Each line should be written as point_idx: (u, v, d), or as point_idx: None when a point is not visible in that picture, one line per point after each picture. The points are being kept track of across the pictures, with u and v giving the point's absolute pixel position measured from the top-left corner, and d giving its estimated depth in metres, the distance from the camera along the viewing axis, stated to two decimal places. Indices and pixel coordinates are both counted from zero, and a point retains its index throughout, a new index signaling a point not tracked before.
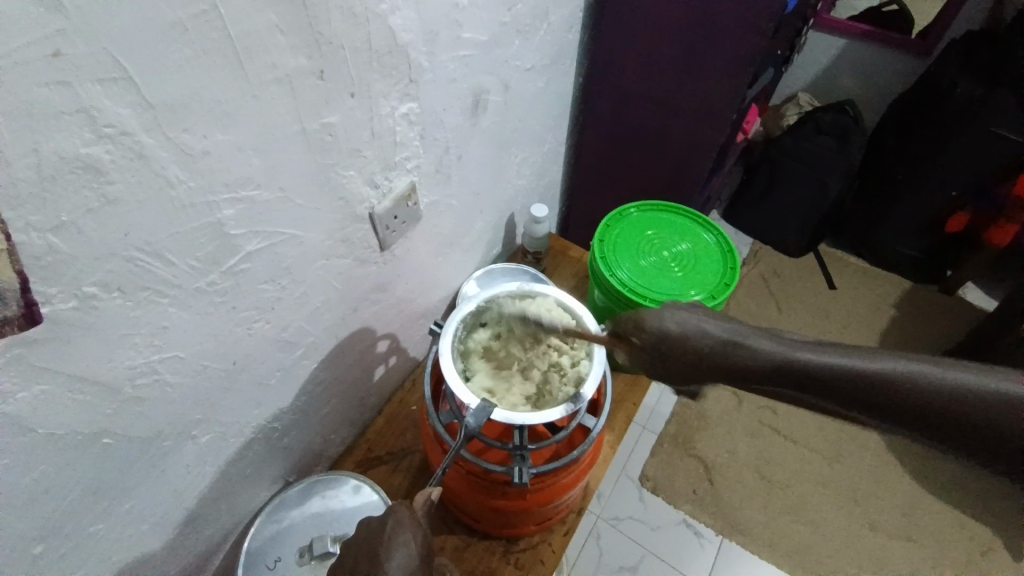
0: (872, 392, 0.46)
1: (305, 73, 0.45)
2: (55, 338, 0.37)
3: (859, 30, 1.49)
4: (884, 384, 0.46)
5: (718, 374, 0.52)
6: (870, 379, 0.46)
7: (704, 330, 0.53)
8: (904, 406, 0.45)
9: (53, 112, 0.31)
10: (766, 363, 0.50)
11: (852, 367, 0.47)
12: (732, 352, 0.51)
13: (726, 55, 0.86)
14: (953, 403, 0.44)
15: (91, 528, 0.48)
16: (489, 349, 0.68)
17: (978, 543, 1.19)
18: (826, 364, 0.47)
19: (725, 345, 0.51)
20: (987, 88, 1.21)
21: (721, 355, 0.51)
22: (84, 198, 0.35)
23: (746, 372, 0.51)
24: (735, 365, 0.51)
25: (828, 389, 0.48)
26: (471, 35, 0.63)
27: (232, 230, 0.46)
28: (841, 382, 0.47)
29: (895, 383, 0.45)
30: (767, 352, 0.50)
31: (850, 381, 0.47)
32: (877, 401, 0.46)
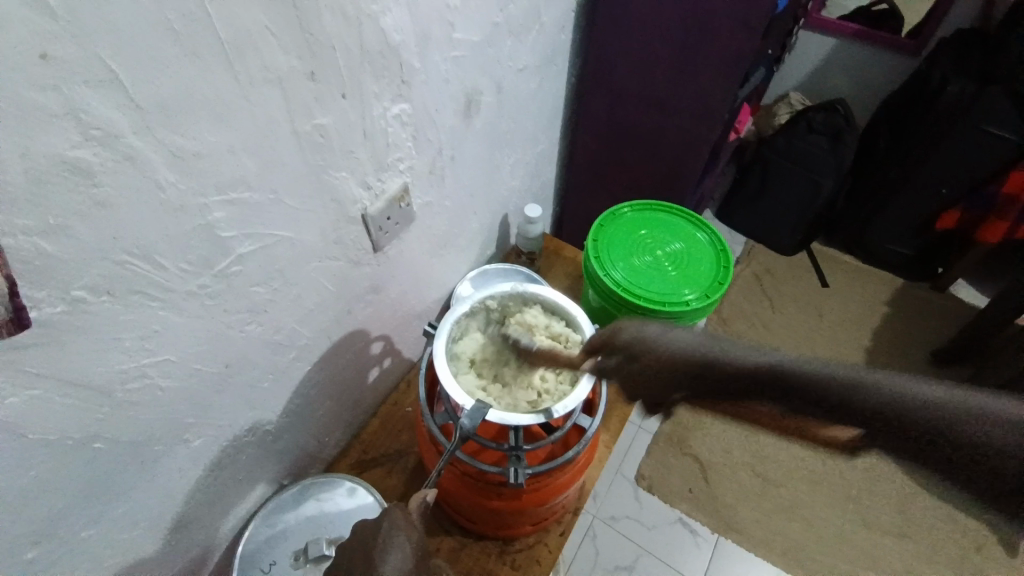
0: (820, 404, 0.30)
1: (298, 75, 0.45)
2: (45, 342, 0.37)
3: (852, 30, 1.49)
4: (833, 388, 0.29)
5: (643, 388, 0.39)
6: (812, 385, 0.30)
7: (643, 334, 0.40)
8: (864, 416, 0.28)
9: (42, 113, 0.31)
10: (681, 368, 0.35)
11: (788, 372, 0.31)
12: (652, 356, 0.38)
13: (719, 55, 0.86)
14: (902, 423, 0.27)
15: (83, 534, 0.47)
16: (477, 360, 0.66)
17: (971, 539, 1.20)
18: (747, 367, 0.32)
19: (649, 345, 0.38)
20: (979, 87, 1.22)
21: (642, 360, 0.39)
22: (74, 201, 0.34)
23: (670, 383, 0.36)
24: (651, 372, 0.38)
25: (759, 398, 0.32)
26: (464, 36, 0.63)
27: (225, 232, 0.46)
28: (771, 393, 0.31)
29: (849, 387, 0.29)
30: (686, 353, 0.36)
31: (788, 388, 0.31)
32: (829, 414, 0.30)
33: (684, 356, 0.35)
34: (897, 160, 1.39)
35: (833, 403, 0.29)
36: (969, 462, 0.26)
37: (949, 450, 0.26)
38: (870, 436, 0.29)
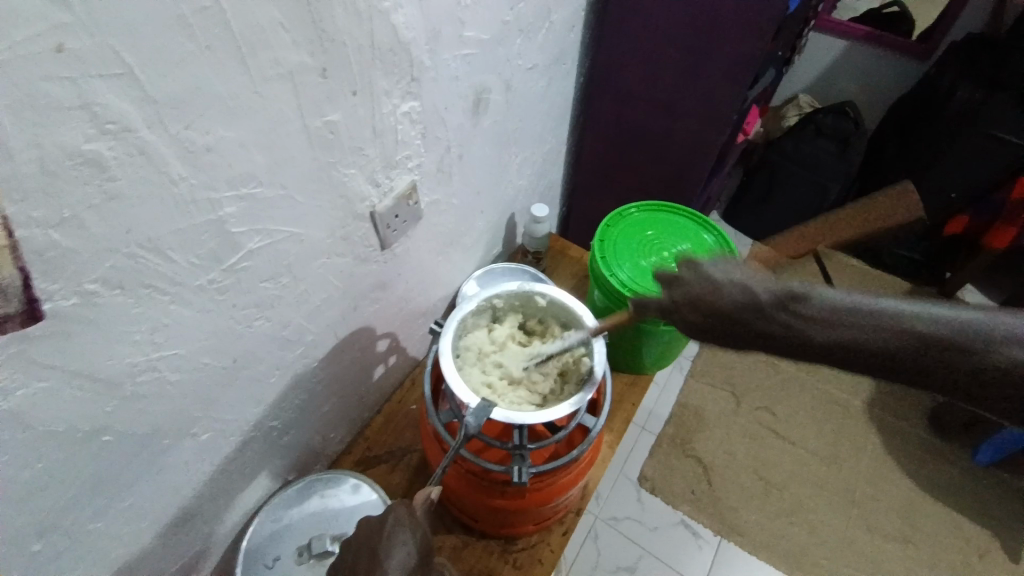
0: (914, 365, 0.33)
1: (309, 72, 0.45)
2: (56, 334, 0.37)
3: (861, 33, 1.49)
4: (932, 355, 0.33)
5: (742, 345, 0.38)
6: (918, 351, 0.33)
7: (756, 297, 0.36)
8: (940, 375, 0.33)
9: (57, 105, 0.31)
10: (808, 337, 0.35)
11: (898, 339, 0.33)
12: (789, 320, 0.36)
13: (729, 57, 0.86)
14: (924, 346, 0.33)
15: (90, 525, 0.48)
16: (484, 352, 0.67)
17: (975, 546, 1.20)
18: (867, 340, 0.34)
19: (754, 295, 0.36)
20: (986, 92, 1.22)
21: (766, 330, 0.36)
22: (87, 194, 0.35)
23: (764, 349, 0.37)
24: (773, 339, 0.36)
25: (868, 369, 0.35)
26: (474, 34, 0.63)
27: (234, 226, 0.46)
28: (874, 356, 0.34)
29: (972, 349, 0.32)
30: (811, 313, 0.35)
31: (895, 358, 0.34)
32: (927, 378, 0.34)
33: (812, 331, 0.35)
34: (906, 164, 1.38)
35: (930, 366, 0.33)
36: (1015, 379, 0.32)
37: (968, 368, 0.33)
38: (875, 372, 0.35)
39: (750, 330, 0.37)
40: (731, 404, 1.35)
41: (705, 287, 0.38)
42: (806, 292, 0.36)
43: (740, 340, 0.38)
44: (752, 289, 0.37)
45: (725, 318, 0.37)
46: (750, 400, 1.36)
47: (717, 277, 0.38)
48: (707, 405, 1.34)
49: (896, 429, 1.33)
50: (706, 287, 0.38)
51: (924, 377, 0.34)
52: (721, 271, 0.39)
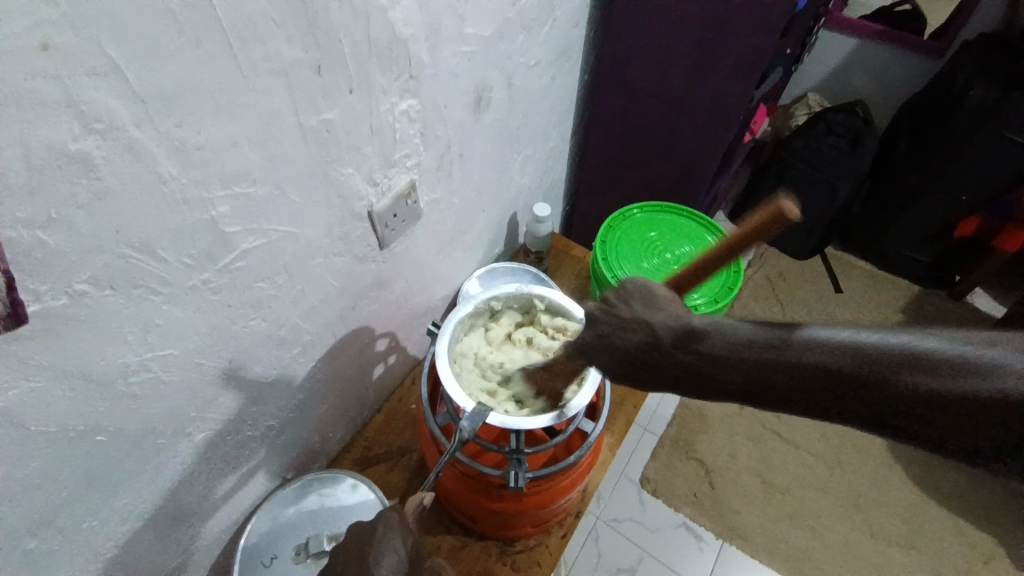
0: (830, 395, 0.36)
1: (304, 68, 0.44)
2: (45, 334, 0.36)
3: (872, 31, 1.46)
4: (845, 383, 0.36)
5: (674, 381, 0.42)
6: (828, 382, 0.36)
7: (672, 334, 0.42)
8: (856, 403, 0.36)
9: (41, 102, 0.30)
10: (727, 374, 0.39)
11: (809, 373, 0.37)
12: (700, 355, 0.40)
13: (737, 54, 0.85)
14: (840, 380, 0.36)
15: (83, 525, 0.48)
16: (481, 359, 0.66)
17: (979, 552, 1.18)
18: (782, 373, 0.37)
19: (666, 338, 0.42)
20: (1002, 92, 1.18)
21: (689, 369, 0.41)
22: (74, 192, 0.34)
23: (694, 386, 0.41)
24: (697, 376, 0.41)
25: (792, 399, 0.38)
26: (475, 30, 0.62)
27: (228, 225, 0.45)
28: (787, 385, 0.37)
29: (879, 380, 0.35)
30: (721, 346, 0.40)
31: (811, 390, 0.37)
32: (847, 407, 0.36)
33: (729, 366, 0.39)
34: (919, 165, 1.36)
35: (845, 397, 0.36)
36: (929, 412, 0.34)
37: (880, 396, 0.35)
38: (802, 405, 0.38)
39: (672, 366, 0.41)
40: (735, 405, 1.33)
41: (628, 327, 0.44)
42: (713, 330, 0.41)
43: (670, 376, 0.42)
44: (666, 328, 0.42)
45: (652, 356, 0.43)
46: None
47: (637, 317, 0.44)
48: (711, 407, 1.33)
49: None
50: (629, 327, 0.44)
51: (845, 406, 0.36)
52: (640, 311, 0.44)
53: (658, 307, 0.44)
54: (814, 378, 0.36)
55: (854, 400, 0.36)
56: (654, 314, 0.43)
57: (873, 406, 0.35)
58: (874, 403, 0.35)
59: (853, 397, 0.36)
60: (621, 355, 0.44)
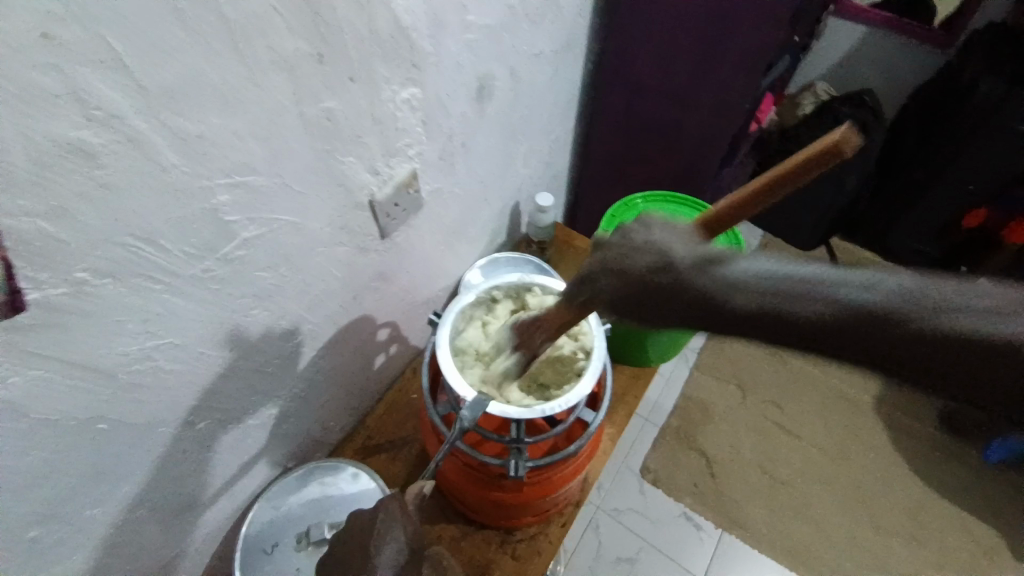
0: (836, 327, 0.34)
1: (305, 57, 0.44)
2: (45, 324, 0.36)
3: (883, 19, 1.43)
4: (854, 314, 0.34)
5: (672, 312, 0.40)
6: (837, 312, 0.34)
7: (680, 260, 0.40)
8: (861, 337, 0.34)
9: (41, 92, 0.30)
10: (730, 300, 0.37)
11: (818, 301, 0.35)
12: (716, 281, 0.38)
13: (744, 45, 0.83)
14: (861, 314, 0.34)
15: (87, 513, 0.48)
16: (483, 355, 0.64)
17: (979, 545, 1.18)
18: (790, 300, 0.35)
19: (682, 260, 0.40)
20: (1009, 86, 1.17)
21: (692, 292, 0.38)
22: (76, 183, 0.34)
23: (692, 316, 0.39)
24: (700, 301, 0.38)
25: (793, 332, 0.35)
26: (478, 19, 0.61)
27: (229, 216, 0.45)
28: (801, 315, 0.35)
29: (901, 316, 0.33)
30: (739, 273, 0.37)
31: (816, 320, 0.34)
32: (850, 342, 0.34)
33: (735, 290, 0.37)
34: (925, 160, 1.35)
35: (854, 329, 0.34)
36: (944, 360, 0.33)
37: (900, 334, 0.33)
38: (814, 340, 0.35)
39: (675, 293, 0.39)
40: (737, 397, 1.33)
41: (637, 253, 0.42)
42: (731, 259, 0.39)
43: (670, 307, 0.40)
44: (676, 252, 0.40)
45: (655, 283, 0.40)
46: (756, 394, 1.34)
47: (649, 244, 0.42)
48: (713, 398, 1.33)
49: (904, 427, 1.31)
50: (638, 252, 0.42)
51: (848, 342, 0.34)
52: (652, 236, 0.42)
53: (677, 233, 0.42)
54: (833, 309, 0.34)
55: (869, 336, 0.33)
56: (665, 242, 0.41)
57: (895, 346, 0.33)
58: (893, 344, 0.33)
59: (872, 334, 0.33)
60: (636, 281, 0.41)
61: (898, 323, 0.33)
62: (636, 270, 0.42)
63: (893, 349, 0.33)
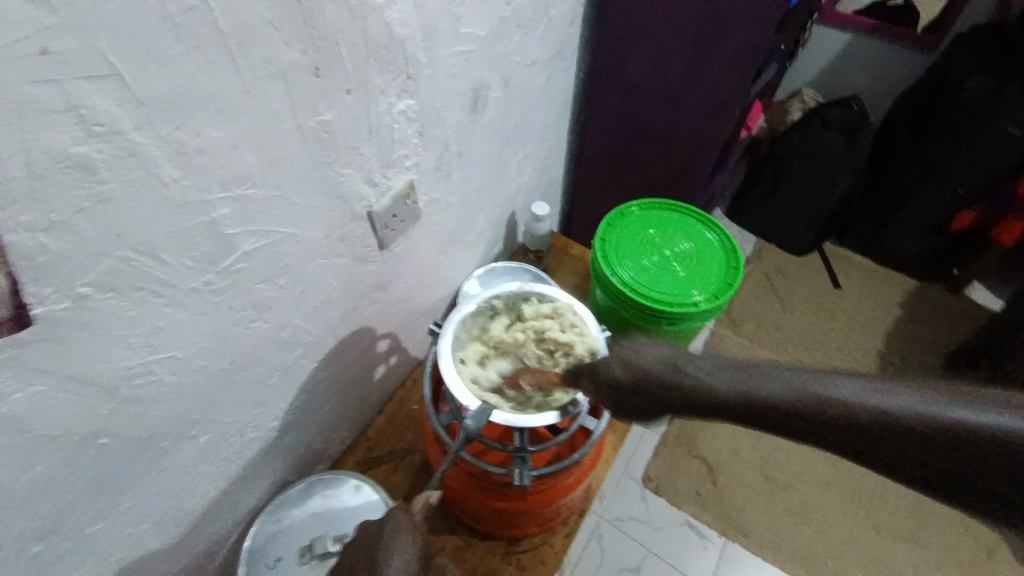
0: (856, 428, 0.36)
1: (301, 69, 0.44)
2: (47, 339, 0.36)
3: (868, 24, 1.46)
4: (866, 417, 0.36)
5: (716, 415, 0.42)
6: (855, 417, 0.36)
7: (671, 363, 0.45)
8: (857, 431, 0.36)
9: (43, 108, 0.30)
10: (765, 395, 0.39)
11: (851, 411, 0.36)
12: (693, 379, 0.43)
13: (733, 49, 0.86)
14: (844, 419, 0.36)
15: (87, 530, 0.48)
16: (491, 346, 0.67)
17: (981, 542, 1.19)
18: (821, 397, 0.37)
19: (659, 365, 0.45)
20: (997, 86, 1.18)
21: (677, 390, 0.43)
22: (77, 197, 0.34)
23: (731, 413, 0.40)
24: (685, 395, 0.43)
25: (765, 418, 0.39)
26: (471, 29, 0.62)
27: (229, 228, 0.46)
28: (786, 417, 0.38)
29: (862, 420, 0.36)
30: (704, 374, 0.43)
31: (836, 422, 0.36)
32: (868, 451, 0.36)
33: (768, 387, 0.39)
34: (914, 160, 1.37)
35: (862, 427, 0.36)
36: (950, 472, 0.34)
37: (879, 440, 0.35)
38: (805, 437, 0.38)
39: (667, 387, 0.44)
40: None
41: (643, 351, 0.48)
42: (698, 364, 0.44)
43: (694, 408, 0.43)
44: (667, 358, 0.46)
45: (648, 380, 0.45)
46: None
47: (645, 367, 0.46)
48: None
49: None
50: (644, 351, 0.48)
51: (875, 445, 0.35)
52: (694, 362, 0.44)
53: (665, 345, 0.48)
54: (823, 414, 0.37)
55: (864, 435, 0.36)
56: (688, 361, 0.44)
57: (871, 449, 0.36)
58: (897, 452, 0.35)
59: (874, 448, 0.36)
60: (642, 377, 0.46)
61: (875, 432, 0.35)
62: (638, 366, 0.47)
63: (871, 455, 0.36)
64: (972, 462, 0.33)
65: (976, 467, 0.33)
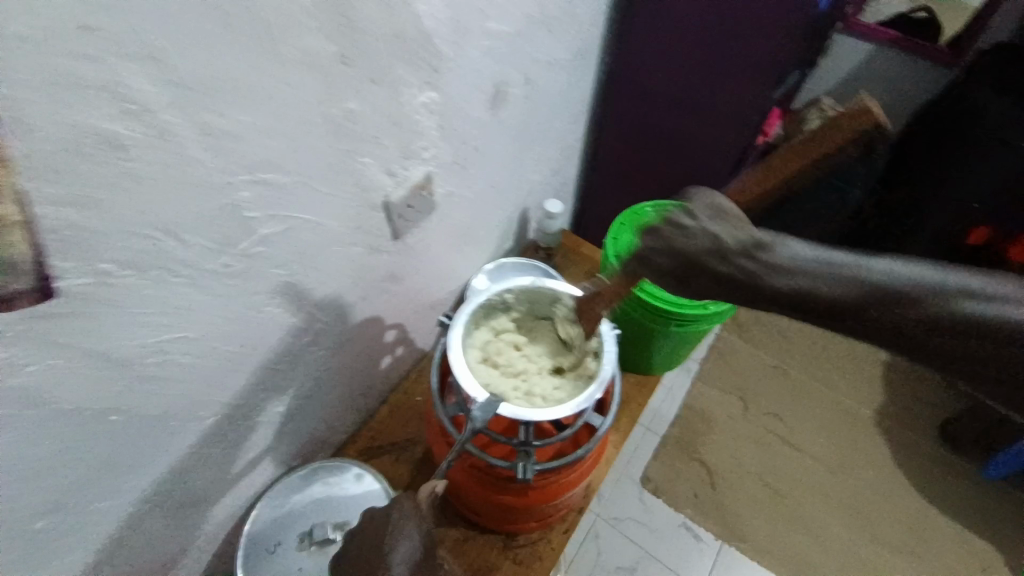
0: (923, 319, 0.39)
1: (329, 58, 0.44)
2: (67, 312, 0.37)
3: (890, 37, 1.44)
4: (887, 300, 0.41)
5: (783, 306, 0.46)
6: (930, 306, 0.39)
7: (726, 247, 0.50)
8: (910, 315, 0.40)
9: (84, 83, 0.31)
10: (805, 278, 0.44)
11: (929, 300, 0.39)
12: (746, 269, 0.48)
13: (753, 55, 0.84)
14: (855, 299, 0.42)
15: (95, 505, 0.48)
16: (489, 356, 0.66)
17: (979, 562, 1.18)
18: (854, 286, 0.42)
19: (716, 253, 0.51)
20: (1015, 104, 1.20)
21: (725, 276, 0.49)
22: (107, 173, 0.34)
23: (804, 310, 0.44)
24: (738, 284, 0.48)
25: (798, 308, 0.45)
26: (497, 24, 0.62)
27: (250, 212, 0.46)
28: (818, 302, 0.43)
29: (881, 301, 0.41)
30: (755, 264, 0.48)
31: (865, 303, 0.41)
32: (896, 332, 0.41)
33: (811, 274, 0.44)
34: (929, 175, 1.36)
35: (887, 312, 0.40)
36: (936, 340, 0.39)
37: (896, 324, 0.40)
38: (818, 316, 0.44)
39: (726, 275, 0.49)
40: (739, 408, 1.33)
41: (697, 242, 0.52)
42: (753, 252, 0.48)
43: (737, 288, 0.49)
44: (727, 243, 0.50)
45: (700, 266, 0.51)
46: (759, 406, 1.34)
47: (709, 231, 0.52)
48: (714, 408, 1.33)
49: (905, 441, 1.32)
50: (698, 242, 0.52)
51: (958, 338, 0.38)
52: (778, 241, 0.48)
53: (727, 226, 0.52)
54: (846, 299, 0.42)
55: (871, 322, 0.41)
56: (756, 249, 0.48)
57: (899, 331, 0.40)
58: (893, 329, 0.41)
59: (883, 324, 0.41)
60: (697, 267, 0.51)
61: (890, 310, 0.40)
62: (699, 261, 0.51)
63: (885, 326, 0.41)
64: (945, 335, 0.39)
65: (943, 344, 0.39)
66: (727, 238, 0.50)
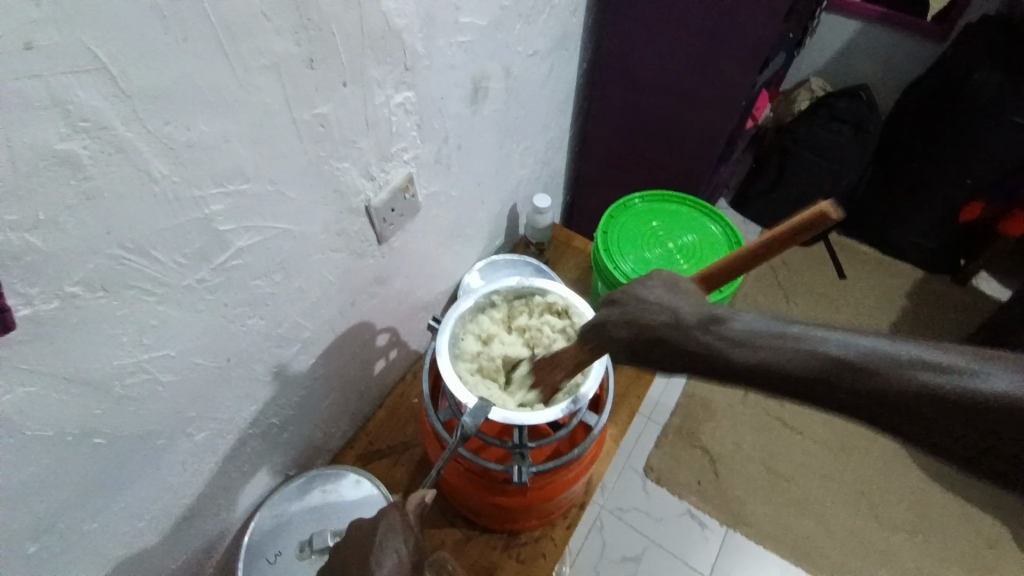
0: (922, 404, 0.34)
1: (294, 60, 0.43)
2: (38, 337, 0.36)
3: (877, 13, 1.42)
4: (887, 380, 0.34)
5: (766, 387, 0.38)
6: (931, 384, 0.34)
7: (684, 316, 0.41)
8: (916, 404, 0.34)
9: (33, 102, 0.30)
10: (798, 352, 0.37)
11: (928, 378, 0.34)
12: (721, 337, 0.39)
13: (741, 39, 0.83)
14: (851, 378, 0.35)
15: (85, 528, 0.47)
16: (484, 367, 0.64)
17: (985, 537, 1.18)
18: (850, 360, 0.35)
19: (682, 319, 0.41)
20: (1007, 76, 1.17)
21: (697, 352, 0.40)
22: (64, 194, 0.33)
23: (793, 393, 0.37)
24: (711, 362, 0.39)
25: (786, 388, 0.37)
26: (471, 19, 0.60)
27: (222, 224, 0.45)
28: (809, 381, 0.36)
29: (881, 379, 0.35)
30: (735, 331, 0.39)
31: (864, 384, 0.35)
32: (899, 418, 0.35)
33: (797, 350, 0.37)
34: (922, 152, 1.35)
35: (889, 393, 0.34)
36: (945, 425, 0.34)
37: (900, 406, 0.34)
38: (810, 398, 0.37)
39: (694, 352, 0.40)
40: (738, 394, 1.33)
41: (648, 311, 0.43)
42: (732, 315, 0.40)
43: (709, 368, 0.39)
44: (685, 313, 0.41)
45: (660, 340, 0.41)
46: (757, 391, 1.34)
47: (658, 299, 0.43)
48: (714, 396, 1.32)
49: None
50: (649, 311, 0.43)
51: (962, 424, 0.33)
52: (739, 314, 0.40)
53: (682, 293, 0.43)
54: (840, 380, 0.35)
55: (871, 405, 0.35)
56: (724, 318, 0.39)
57: (903, 418, 0.34)
58: (896, 415, 0.35)
59: (885, 408, 0.35)
60: (654, 339, 0.42)
61: (891, 390, 0.34)
62: (655, 332, 0.42)
63: (886, 412, 0.35)
64: (952, 420, 0.33)
65: (951, 426, 0.34)
66: (692, 308, 0.41)
